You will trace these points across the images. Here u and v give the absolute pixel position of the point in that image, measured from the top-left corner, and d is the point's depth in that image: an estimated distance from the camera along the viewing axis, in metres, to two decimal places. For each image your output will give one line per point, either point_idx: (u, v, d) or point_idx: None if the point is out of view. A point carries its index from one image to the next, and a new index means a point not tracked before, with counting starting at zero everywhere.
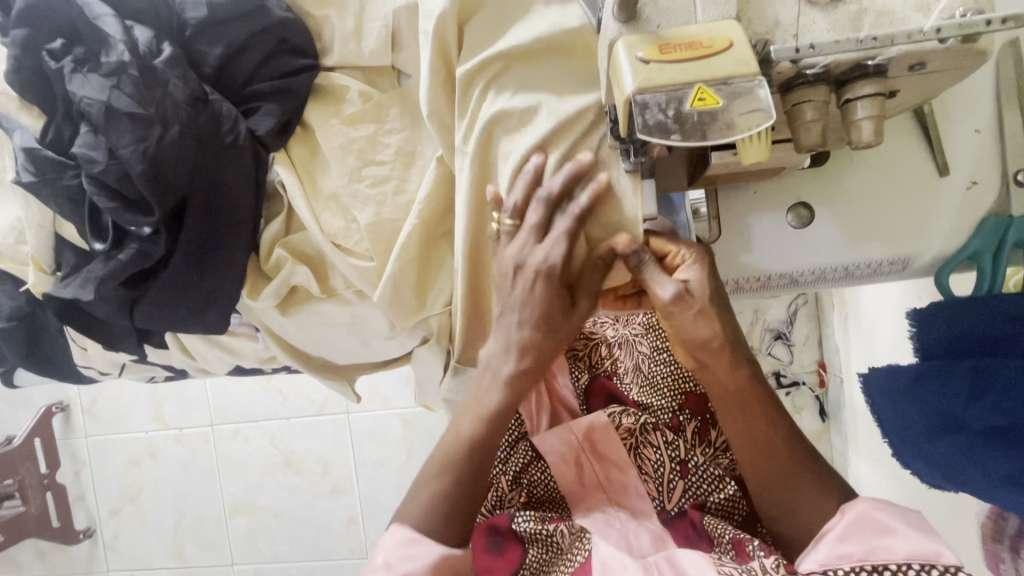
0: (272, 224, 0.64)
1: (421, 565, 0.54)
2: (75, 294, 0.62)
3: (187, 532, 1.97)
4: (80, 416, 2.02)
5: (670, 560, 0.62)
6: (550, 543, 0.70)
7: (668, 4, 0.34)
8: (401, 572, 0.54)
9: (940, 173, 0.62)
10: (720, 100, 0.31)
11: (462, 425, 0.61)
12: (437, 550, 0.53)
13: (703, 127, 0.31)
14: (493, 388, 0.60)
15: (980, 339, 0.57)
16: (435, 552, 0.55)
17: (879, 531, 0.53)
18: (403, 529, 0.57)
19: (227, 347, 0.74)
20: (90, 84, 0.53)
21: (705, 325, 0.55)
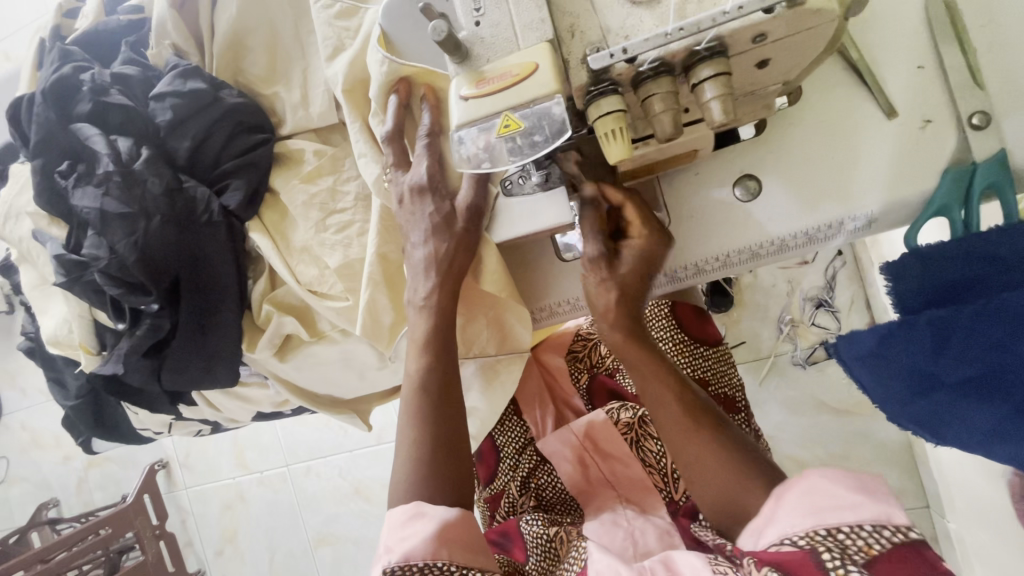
0: (259, 283, 0.72)
1: (420, 538, 0.52)
2: (113, 369, 0.72)
3: (280, 566, 2.14)
4: (179, 470, 2.27)
5: (666, 564, 0.53)
6: (550, 548, 0.68)
7: (493, 39, 0.37)
8: (400, 553, 0.51)
9: (886, 117, 0.60)
10: (521, 125, 0.34)
11: (409, 366, 0.61)
12: (445, 537, 0.52)
13: (522, 147, 0.35)
14: (419, 319, 0.59)
15: (949, 287, 0.50)
16: (432, 525, 0.52)
17: (821, 494, 0.44)
18: (402, 507, 0.55)
19: (244, 396, 0.82)
20: (87, 196, 0.64)
21: (599, 292, 0.60)
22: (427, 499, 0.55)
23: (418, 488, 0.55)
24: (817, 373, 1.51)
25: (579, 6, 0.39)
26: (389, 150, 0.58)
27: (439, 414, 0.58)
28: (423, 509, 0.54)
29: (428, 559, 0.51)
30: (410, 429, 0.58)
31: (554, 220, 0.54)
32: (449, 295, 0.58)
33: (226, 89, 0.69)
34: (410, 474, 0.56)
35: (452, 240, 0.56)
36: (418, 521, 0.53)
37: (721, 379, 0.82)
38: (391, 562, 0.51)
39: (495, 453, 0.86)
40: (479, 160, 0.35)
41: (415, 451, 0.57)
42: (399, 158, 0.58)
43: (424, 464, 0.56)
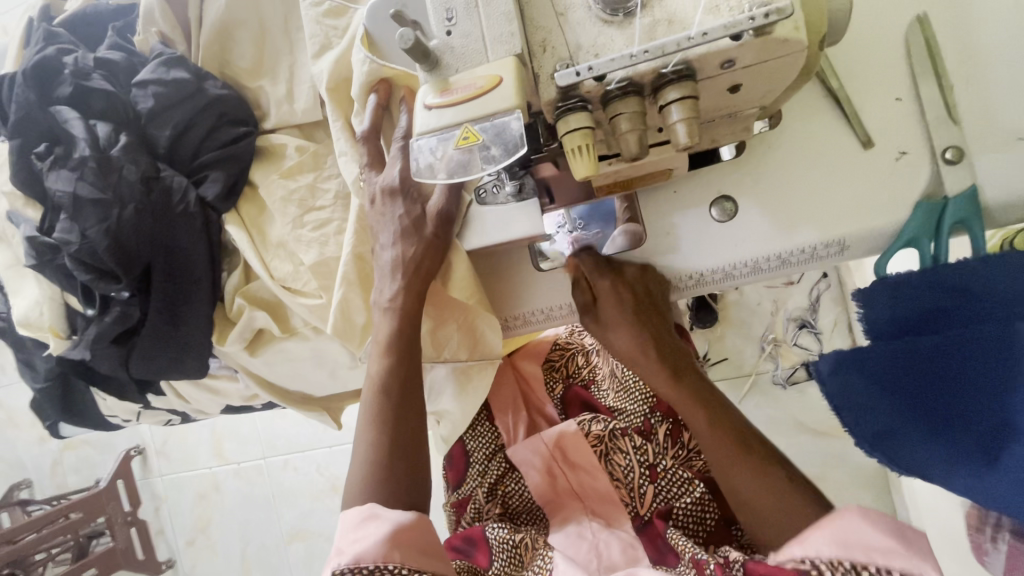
0: (233, 276, 0.72)
1: (372, 541, 0.52)
2: (82, 354, 0.72)
3: (252, 560, 2.13)
4: (155, 457, 2.24)
5: None
6: (514, 556, 0.70)
7: (462, 49, 0.38)
8: (351, 555, 0.51)
9: (863, 146, 0.60)
10: (481, 137, 0.34)
11: (371, 367, 0.60)
12: (398, 540, 0.52)
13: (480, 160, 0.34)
14: (382, 321, 0.59)
15: (919, 316, 0.51)
16: (385, 528, 0.52)
17: (874, 548, 0.44)
18: (357, 509, 0.55)
19: (215, 389, 0.80)
20: (61, 178, 0.63)
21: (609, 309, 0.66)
22: (382, 501, 0.55)
23: (378, 488, 0.56)
24: (795, 393, 1.52)
25: (551, 22, 0.39)
26: (366, 151, 0.58)
27: (402, 415, 0.59)
28: (377, 512, 0.54)
29: (378, 562, 0.51)
30: (372, 429, 0.59)
31: (526, 231, 0.54)
32: (413, 298, 0.58)
33: (210, 80, 0.68)
34: (369, 474, 0.57)
35: (419, 245, 0.56)
36: (370, 524, 0.53)
37: None
38: (342, 564, 0.51)
39: (465, 458, 0.85)
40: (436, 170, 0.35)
41: (375, 452, 0.57)
42: (373, 162, 0.58)
43: (385, 464, 0.57)
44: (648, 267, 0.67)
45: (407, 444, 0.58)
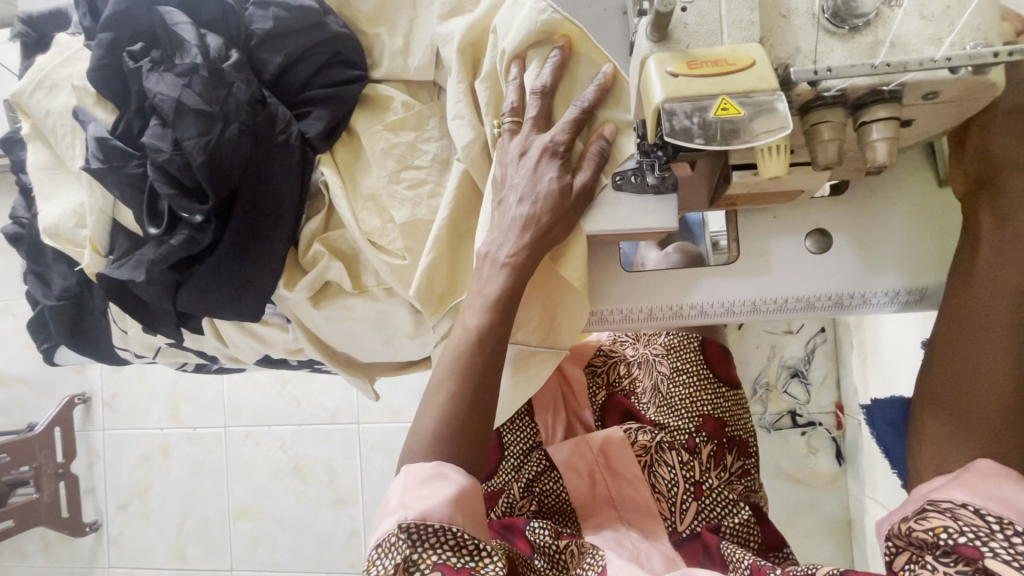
0: (312, 220, 0.68)
1: (439, 500, 0.50)
2: (130, 275, 0.65)
3: (190, 533, 1.99)
4: (100, 409, 2.07)
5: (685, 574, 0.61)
6: (558, 559, 0.68)
7: (697, 27, 0.38)
8: (418, 511, 0.50)
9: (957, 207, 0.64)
10: (741, 111, 0.34)
11: (469, 318, 0.58)
12: (461, 503, 0.51)
13: (733, 133, 0.35)
14: (494, 276, 0.57)
15: None
16: (451, 488, 0.51)
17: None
18: (421, 465, 0.52)
19: (259, 334, 0.76)
20: (164, 82, 0.59)
21: None
22: (451, 461, 0.53)
23: (450, 446, 0.53)
24: (779, 439, 1.58)
25: (774, 21, 0.40)
26: (537, 105, 0.57)
27: (484, 375, 0.55)
28: (443, 471, 0.52)
29: (443, 521, 0.50)
30: (451, 383, 0.55)
31: (657, 224, 0.55)
32: (532, 261, 0.57)
33: (332, 16, 0.65)
34: (442, 431, 0.53)
35: (554, 215, 0.55)
36: (435, 482, 0.51)
37: (736, 422, 0.87)
38: (407, 518, 0.50)
39: (499, 451, 0.85)
40: (692, 133, 0.35)
41: (451, 407, 0.54)
42: (542, 117, 0.57)
43: (459, 422, 0.54)
44: (735, 283, 0.67)
45: (477, 415, 0.54)
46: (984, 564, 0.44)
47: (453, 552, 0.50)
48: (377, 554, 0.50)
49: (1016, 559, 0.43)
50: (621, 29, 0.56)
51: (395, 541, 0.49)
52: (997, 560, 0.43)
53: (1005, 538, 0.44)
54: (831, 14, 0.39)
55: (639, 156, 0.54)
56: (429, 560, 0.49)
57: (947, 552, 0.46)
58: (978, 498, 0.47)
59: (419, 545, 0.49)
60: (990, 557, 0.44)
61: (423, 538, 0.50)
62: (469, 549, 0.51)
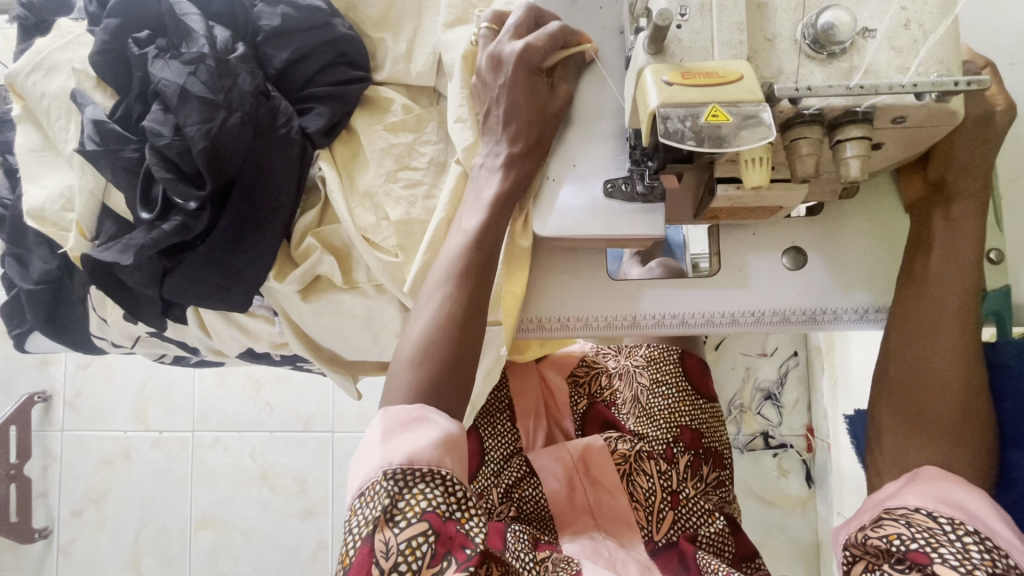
0: (307, 214, 0.69)
1: (425, 444, 0.48)
2: (118, 258, 0.65)
3: (147, 542, 1.91)
4: (61, 409, 1.99)
5: None
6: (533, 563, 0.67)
7: (691, 44, 0.41)
8: (403, 454, 0.47)
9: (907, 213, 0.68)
10: (730, 118, 0.37)
11: (467, 220, 0.58)
12: (449, 446, 0.49)
13: (723, 138, 0.37)
14: (492, 177, 0.59)
15: None
16: (437, 431, 0.48)
17: (968, 506, 0.49)
18: (402, 408, 0.50)
19: (244, 327, 0.76)
20: (169, 68, 0.60)
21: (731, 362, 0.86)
22: (436, 405, 0.51)
23: (430, 366, 0.52)
24: (751, 460, 1.60)
25: (759, 44, 0.44)
26: (539, 44, 0.57)
27: (476, 297, 0.56)
28: (428, 415, 0.50)
29: (431, 464, 0.48)
30: (450, 285, 0.56)
31: (644, 231, 0.58)
32: (527, 174, 0.59)
33: (339, 18, 0.67)
34: (429, 346, 0.53)
35: (537, 136, 0.58)
36: (420, 426, 0.49)
37: (712, 434, 0.90)
38: (391, 462, 0.47)
39: (479, 456, 0.85)
40: (685, 136, 0.37)
41: (447, 314, 0.54)
42: (540, 56, 0.57)
43: (443, 348, 0.52)
44: (713, 294, 0.71)
45: (469, 331, 0.54)
46: (932, 570, 0.46)
47: (444, 498, 0.48)
48: (363, 499, 0.48)
49: (962, 564, 0.45)
50: (617, 47, 0.60)
51: (380, 487, 0.47)
52: (946, 565, 0.46)
53: (954, 538, 0.47)
54: (812, 40, 0.43)
55: (632, 163, 0.57)
56: (415, 504, 0.47)
57: (900, 559, 0.48)
58: (929, 502, 0.50)
59: (407, 486, 0.47)
60: (937, 563, 0.46)
61: (408, 481, 0.47)
62: (458, 495, 0.49)
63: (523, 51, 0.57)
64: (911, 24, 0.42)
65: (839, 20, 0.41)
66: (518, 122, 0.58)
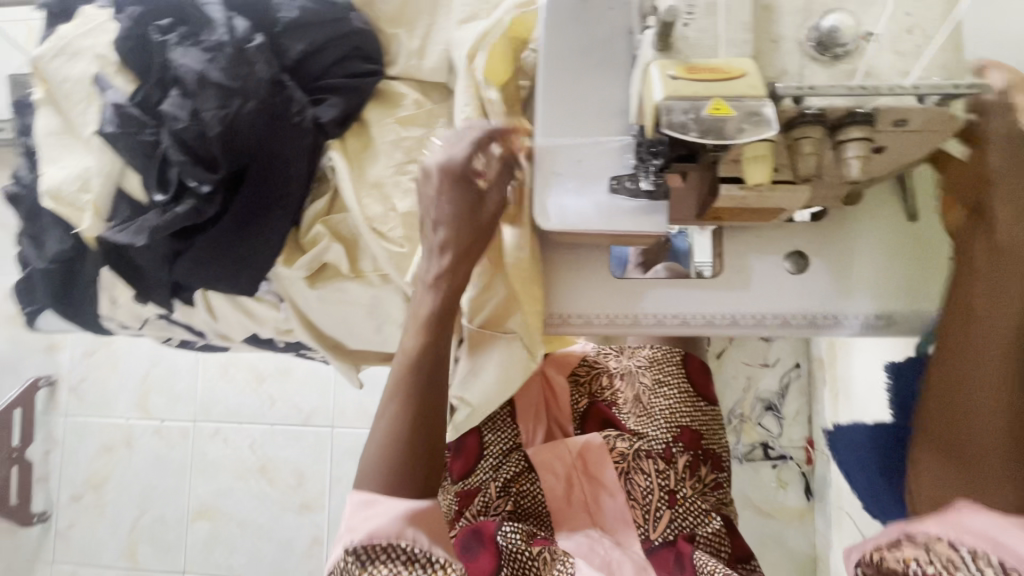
0: (317, 202, 0.70)
1: (386, 518, 0.55)
2: (132, 240, 0.65)
3: (144, 531, 1.92)
4: (65, 394, 2.01)
5: None
6: (526, 564, 0.71)
7: (697, 42, 0.42)
8: (363, 533, 0.55)
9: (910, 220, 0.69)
10: (733, 112, 0.38)
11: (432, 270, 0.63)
12: (413, 517, 0.56)
13: (727, 130, 0.38)
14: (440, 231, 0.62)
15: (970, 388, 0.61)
16: (396, 508, 0.56)
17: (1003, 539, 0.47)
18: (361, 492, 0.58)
19: (249, 311, 0.76)
20: (189, 55, 0.62)
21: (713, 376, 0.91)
22: (387, 495, 0.57)
23: (387, 466, 0.58)
24: (750, 470, 1.60)
25: (765, 45, 0.44)
26: (461, 150, 0.60)
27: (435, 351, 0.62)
28: (375, 499, 0.57)
29: (393, 537, 0.54)
30: (395, 405, 0.60)
31: (648, 228, 0.59)
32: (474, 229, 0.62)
33: (355, 13, 0.69)
34: (383, 460, 0.59)
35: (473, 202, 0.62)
36: (372, 508, 0.56)
37: (712, 436, 0.90)
38: (353, 541, 0.55)
39: (478, 451, 0.85)
40: (688, 127, 0.37)
41: (399, 416, 0.60)
42: (460, 164, 0.60)
43: (416, 374, 0.62)
44: (713, 295, 0.72)
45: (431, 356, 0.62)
46: None
47: (406, 564, 0.55)
48: None
49: None
50: (625, 46, 0.60)
51: (347, 564, 0.55)
52: None
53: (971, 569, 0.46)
54: (816, 43, 0.44)
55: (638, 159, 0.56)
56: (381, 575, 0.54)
57: None
58: (954, 532, 0.50)
59: (369, 563, 0.54)
60: None
61: (371, 556, 0.55)
62: (421, 561, 0.55)
63: (444, 160, 0.60)
64: (914, 30, 0.43)
65: (842, 24, 0.43)
66: (453, 208, 0.61)
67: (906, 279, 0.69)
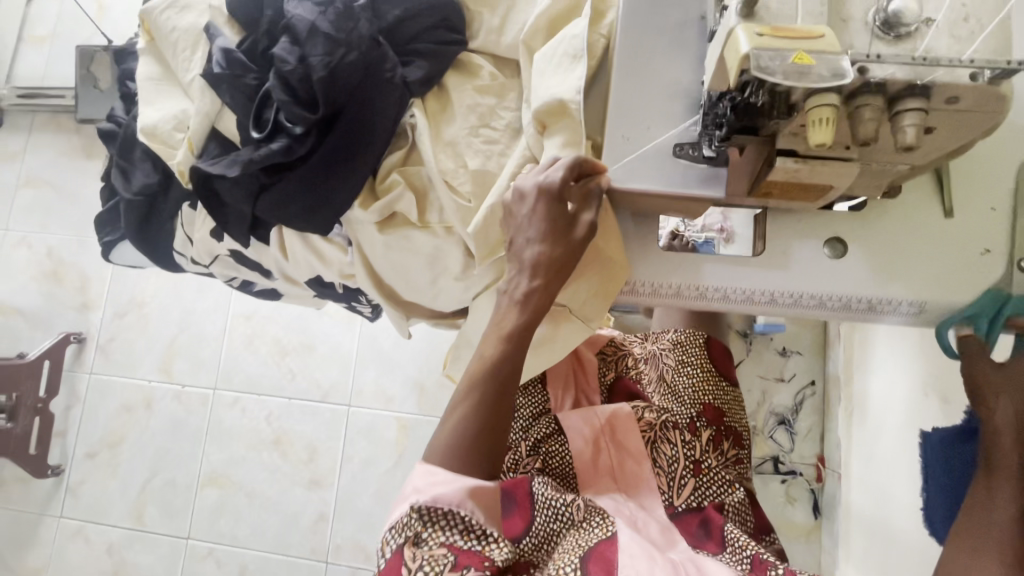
0: (394, 154, 0.76)
1: (450, 487, 0.61)
2: (224, 171, 0.72)
3: (153, 493, 1.94)
4: (92, 352, 2.06)
5: (695, 563, 0.68)
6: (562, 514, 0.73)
7: (778, 11, 0.48)
8: (428, 497, 0.61)
9: (946, 215, 0.73)
10: (814, 61, 0.43)
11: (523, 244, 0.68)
12: (473, 490, 0.62)
13: (808, 77, 0.43)
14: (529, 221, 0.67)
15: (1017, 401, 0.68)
16: (461, 477, 0.62)
17: None
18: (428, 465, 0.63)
19: (319, 252, 0.83)
20: (303, 8, 0.70)
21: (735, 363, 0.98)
22: (449, 464, 0.63)
23: (460, 455, 0.63)
24: (759, 483, 1.61)
25: (835, 22, 0.50)
26: (560, 173, 0.65)
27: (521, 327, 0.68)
28: (434, 469, 0.63)
29: (454, 504, 0.60)
30: (476, 373, 0.66)
31: (706, 191, 0.67)
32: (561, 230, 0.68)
33: None
34: (457, 450, 0.63)
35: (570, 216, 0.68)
36: (436, 476, 0.62)
37: (732, 414, 0.94)
38: (418, 502, 0.61)
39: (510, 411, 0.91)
40: (774, 71, 0.43)
41: (479, 378, 0.66)
42: (558, 186, 0.65)
43: (511, 343, 0.67)
44: (756, 273, 0.76)
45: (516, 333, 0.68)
46: None
47: (463, 530, 0.63)
48: (397, 529, 0.62)
49: None
50: (695, 31, 0.67)
51: (410, 520, 0.62)
52: None
53: None
54: (882, 22, 0.50)
55: (704, 128, 0.64)
56: (437, 538, 0.62)
57: None
58: None
59: (431, 521, 0.62)
60: None
61: (432, 517, 0.62)
62: (478, 531, 0.64)
63: (544, 180, 0.66)
64: (969, 18, 0.49)
65: (907, 7, 0.49)
66: (553, 218, 0.67)
67: (942, 270, 0.73)
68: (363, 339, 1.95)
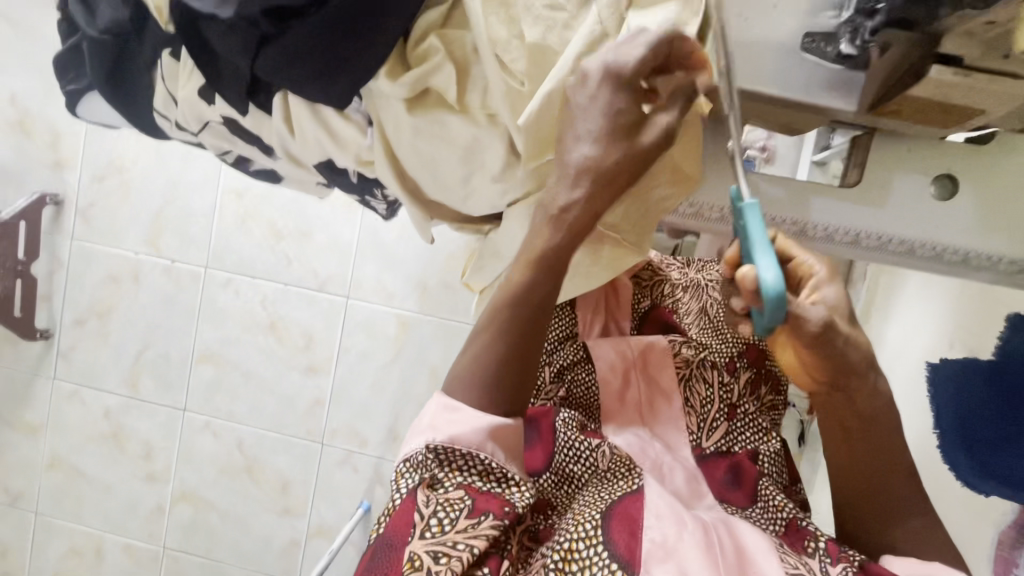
0: (434, 10, 0.60)
1: (469, 427, 0.56)
2: (215, 7, 0.57)
3: (146, 364, 1.93)
4: (72, 216, 1.92)
5: (729, 524, 0.64)
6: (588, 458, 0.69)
7: None
8: (446, 436, 0.55)
9: None
10: None
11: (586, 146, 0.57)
12: (494, 433, 0.56)
13: None
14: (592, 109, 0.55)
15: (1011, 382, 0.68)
16: (474, 417, 0.56)
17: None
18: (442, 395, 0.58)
19: (332, 131, 0.70)
20: None
21: None
22: (466, 401, 0.57)
23: (479, 385, 0.58)
24: None
25: None
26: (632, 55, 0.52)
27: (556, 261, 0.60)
28: (456, 403, 0.57)
29: (473, 447, 0.55)
30: (506, 306, 0.59)
31: (832, 101, 0.54)
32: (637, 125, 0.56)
33: None
34: (473, 380, 0.58)
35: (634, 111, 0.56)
36: (455, 412, 0.56)
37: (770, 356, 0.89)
38: (435, 440, 0.55)
39: None
40: None
41: (507, 307, 0.59)
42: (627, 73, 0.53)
43: (537, 273, 0.60)
44: (847, 209, 0.66)
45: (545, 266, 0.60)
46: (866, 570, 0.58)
47: (482, 476, 0.57)
48: (408, 467, 0.57)
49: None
50: None
51: (423, 459, 0.56)
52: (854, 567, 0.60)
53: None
54: None
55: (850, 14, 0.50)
56: (453, 478, 0.56)
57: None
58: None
59: (445, 462, 0.56)
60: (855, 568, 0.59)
61: (449, 458, 0.56)
62: (496, 476, 0.57)
63: (613, 61, 0.53)
64: None
65: None
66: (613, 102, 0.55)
67: None
68: (364, 230, 1.84)
